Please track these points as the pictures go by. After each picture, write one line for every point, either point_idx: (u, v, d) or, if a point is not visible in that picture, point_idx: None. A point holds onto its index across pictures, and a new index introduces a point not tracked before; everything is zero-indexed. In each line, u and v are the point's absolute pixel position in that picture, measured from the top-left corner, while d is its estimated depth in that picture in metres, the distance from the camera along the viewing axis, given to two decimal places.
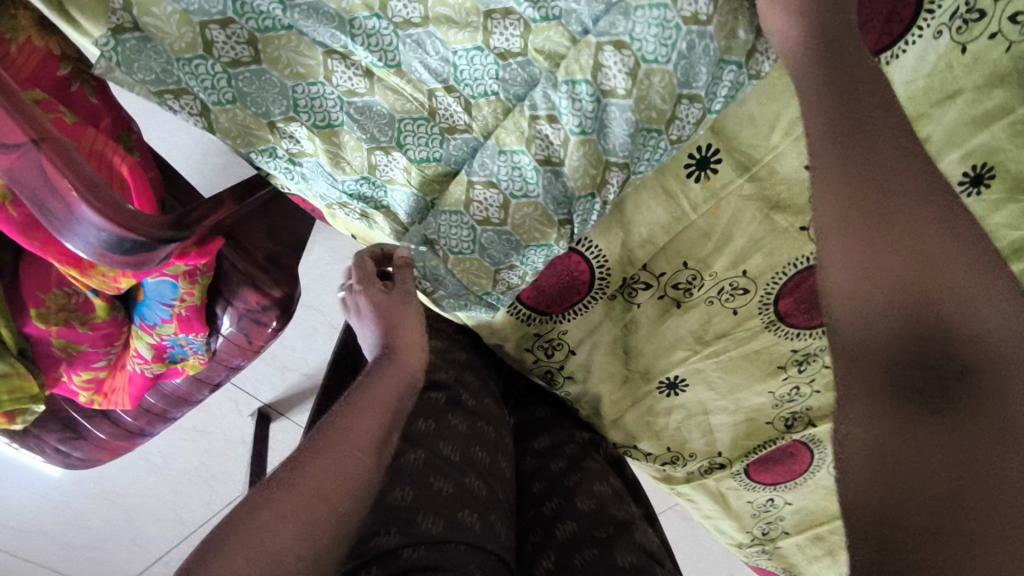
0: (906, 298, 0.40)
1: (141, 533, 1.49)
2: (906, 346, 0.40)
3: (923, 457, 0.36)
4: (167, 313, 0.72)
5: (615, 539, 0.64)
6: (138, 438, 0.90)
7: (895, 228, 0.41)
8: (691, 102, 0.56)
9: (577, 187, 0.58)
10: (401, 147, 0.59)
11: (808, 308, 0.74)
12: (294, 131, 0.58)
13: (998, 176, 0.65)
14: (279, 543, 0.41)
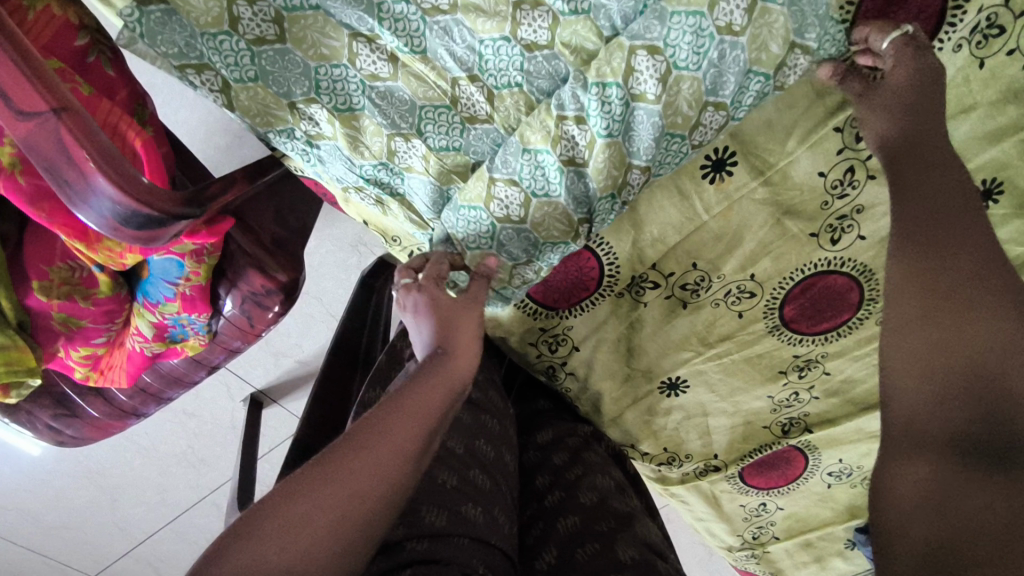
0: (976, 374, 0.46)
1: (127, 512, 1.49)
2: (973, 412, 0.45)
3: (975, 507, 0.42)
4: (171, 292, 0.71)
5: (615, 533, 0.64)
6: (132, 417, 0.89)
7: (954, 297, 0.47)
8: (715, 108, 0.56)
9: (599, 188, 0.58)
10: (422, 134, 0.59)
11: (813, 314, 0.74)
12: (314, 113, 0.58)
13: (1007, 191, 0.67)
14: (306, 540, 0.42)
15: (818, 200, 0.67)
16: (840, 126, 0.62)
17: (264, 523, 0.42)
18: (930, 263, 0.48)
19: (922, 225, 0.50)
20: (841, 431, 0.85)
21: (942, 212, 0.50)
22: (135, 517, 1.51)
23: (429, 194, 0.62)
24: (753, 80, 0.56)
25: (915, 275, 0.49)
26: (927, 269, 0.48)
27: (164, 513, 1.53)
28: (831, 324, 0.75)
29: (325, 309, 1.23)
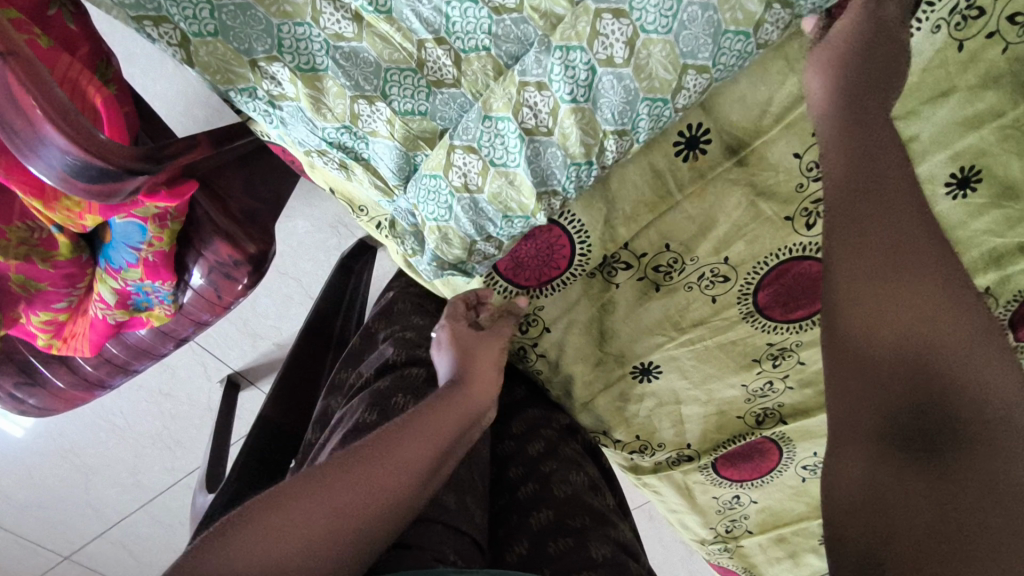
0: (922, 370, 0.48)
1: (100, 493, 1.48)
2: (911, 401, 0.48)
3: (909, 506, 0.45)
4: (133, 258, 0.69)
5: (588, 529, 0.66)
6: (98, 388, 0.88)
7: (905, 287, 0.48)
8: (698, 72, 0.56)
9: (570, 154, 0.59)
10: (386, 97, 0.60)
11: (787, 301, 0.73)
12: (276, 72, 0.60)
13: (985, 180, 0.66)
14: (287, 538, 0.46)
15: (793, 182, 0.65)
16: None
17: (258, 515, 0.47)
18: (860, 275, 0.49)
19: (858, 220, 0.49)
20: (816, 423, 0.84)
21: (882, 195, 0.49)
22: (110, 499, 1.50)
23: (394, 159, 0.64)
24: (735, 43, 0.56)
25: (853, 281, 0.49)
26: (861, 275, 0.49)
27: (139, 496, 1.51)
28: (807, 311, 0.74)
29: (302, 288, 1.23)
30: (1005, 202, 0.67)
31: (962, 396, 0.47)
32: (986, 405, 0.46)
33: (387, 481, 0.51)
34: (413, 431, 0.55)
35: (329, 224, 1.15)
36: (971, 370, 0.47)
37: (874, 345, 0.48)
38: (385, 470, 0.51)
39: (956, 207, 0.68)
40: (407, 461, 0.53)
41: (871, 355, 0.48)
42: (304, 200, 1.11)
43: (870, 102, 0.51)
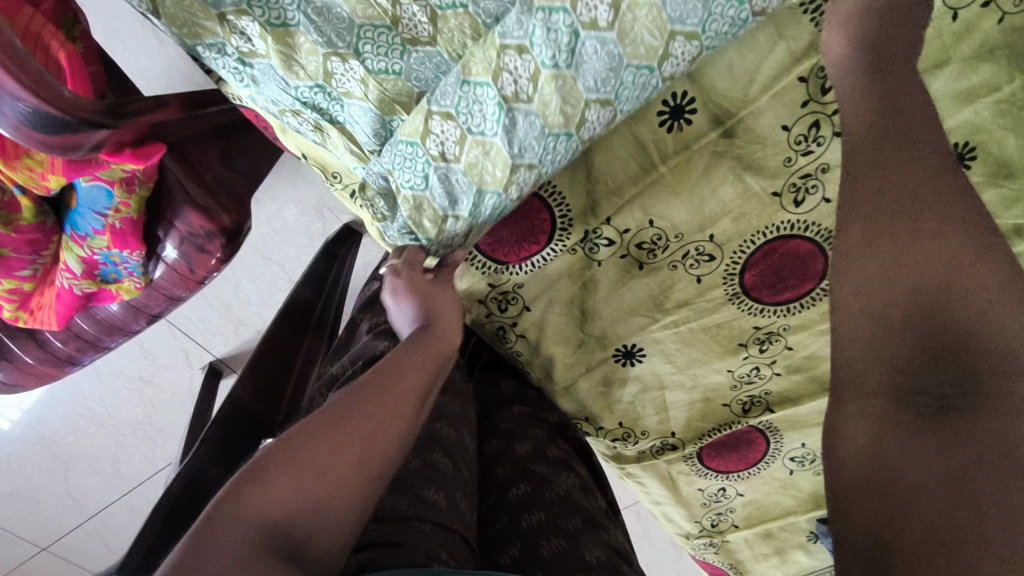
0: (932, 325, 0.48)
1: (79, 483, 1.45)
2: (923, 360, 0.48)
3: (919, 467, 0.45)
4: (99, 224, 0.67)
5: (580, 533, 0.65)
6: (68, 365, 0.86)
7: (917, 242, 0.48)
8: (686, 39, 0.55)
9: (550, 124, 0.58)
10: (359, 55, 0.59)
11: (774, 282, 0.71)
12: (245, 25, 0.59)
13: (980, 158, 0.65)
14: (322, 469, 0.48)
15: (781, 155, 0.63)
16: (804, 76, 0.59)
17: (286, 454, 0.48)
18: (869, 241, 0.50)
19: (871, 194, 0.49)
20: (804, 412, 0.82)
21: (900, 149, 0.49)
22: (90, 489, 1.46)
23: (370, 124, 0.62)
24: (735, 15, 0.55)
25: (861, 249, 0.50)
26: (870, 246, 0.50)
27: (119, 487, 1.48)
28: (794, 293, 0.72)
29: (285, 273, 1.21)
30: (1000, 181, 0.66)
31: (983, 347, 0.46)
32: (1004, 355, 0.46)
33: (386, 422, 0.52)
34: (403, 373, 0.56)
35: (313, 208, 1.13)
36: (995, 323, 0.46)
37: (882, 302, 0.49)
38: (382, 411, 0.53)
39: None
40: (400, 402, 0.54)
41: (877, 322, 0.50)
42: (289, 182, 1.10)
43: (882, 69, 0.51)
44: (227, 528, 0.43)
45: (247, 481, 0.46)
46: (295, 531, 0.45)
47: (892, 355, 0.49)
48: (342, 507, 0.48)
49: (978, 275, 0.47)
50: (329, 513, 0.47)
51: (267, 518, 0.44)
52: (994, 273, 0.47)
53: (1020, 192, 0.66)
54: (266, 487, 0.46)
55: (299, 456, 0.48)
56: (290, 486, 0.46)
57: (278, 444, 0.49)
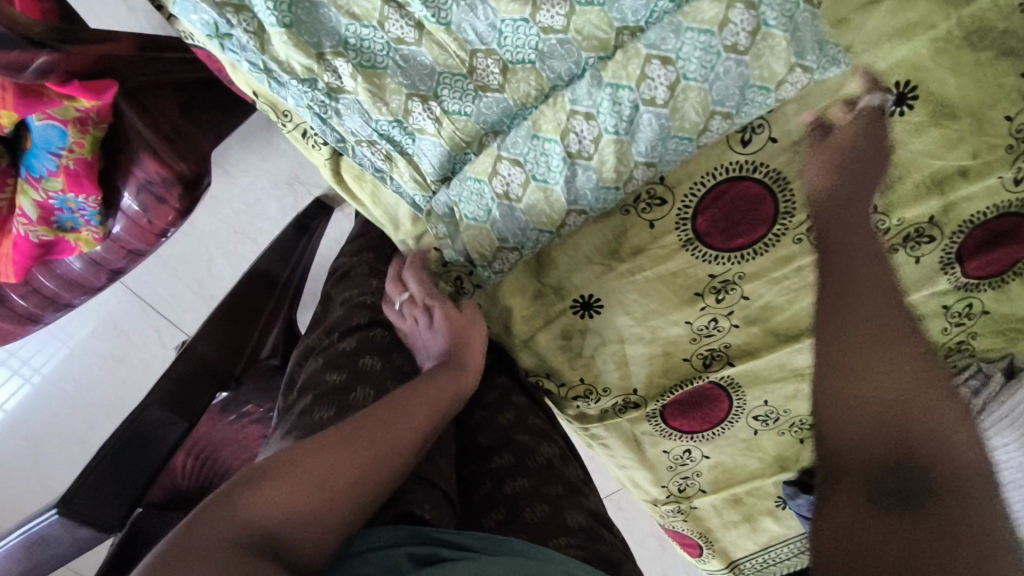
0: (906, 423, 0.51)
1: (49, 470, 1.37)
2: (892, 448, 0.50)
3: (887, 536, 0.45)
4: (54, 165, 0.67)
5: (563, 498, 0.69)
6: (28, 324, 0.85)
7: (896, 336, 0.55)
8: (722, 118, 0.62)
9: (602, 178, 0.64)
10: (437, 97, 0.63)
11: (726, 227, 0.72)
12: (339, 66, 0.61)
13: (921, 96, 0.65)
14: (327, 482, 0.50)
15: None
16: None
17: (301, 461, 0.50)
18: (852, 337, 0.55)
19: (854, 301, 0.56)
20: (763, 366, 0.82)
21: (871, 256, 0.59)
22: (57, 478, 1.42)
23: (438, 157, 0.66)
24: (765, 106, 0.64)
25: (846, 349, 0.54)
26: (848, 350, 0.54)
27: None
28: (746, 240, 0.72)
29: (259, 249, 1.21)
30: (943, 121, 0.66)
31: (954, 466, 0.49)
32: (958, 470, 0.49)
33: (379, 451, 0.54)
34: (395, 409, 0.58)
35: (285, 181, 1.13)
36: (965, 450, 0.50)
37: (867, 390, 0.53)
38: (378, 441, 0.54)
39: (893, 125, 0.67)
40: (394, 436, 0.55)
41: (860, 397, 0.53)
42: (260, 155, 1.11)
43: (849, 210, 0.62)
44: (227, 519, 0.45)
45: (245, 485, 0.47)
46: (280, 537, 0.46)
47: (867, 444, 0.51)
48: (321, 527, 0.48)
49: (954, 410, 0.52)
50: (319, 529, 0.48)
51: (258, 520, 0.46)
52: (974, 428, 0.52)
53: (963, 134, 0.67)
54: (262, 491, 0.47)
55: (295, 470, 0.49)
56: (294, 494, 0.48)
57: (279, 458, 0.50)
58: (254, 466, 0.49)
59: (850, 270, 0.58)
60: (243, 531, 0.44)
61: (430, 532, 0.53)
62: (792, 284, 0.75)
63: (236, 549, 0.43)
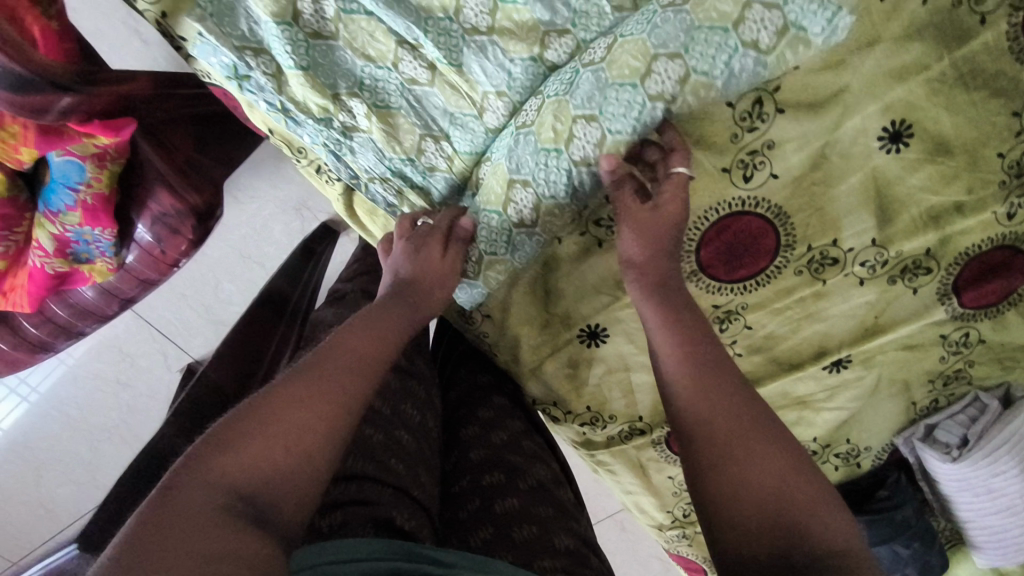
0: (770, 505, 0.49)
1: (51, 497, 1.40)
2: (772, 535, 0.48)
3: None
4: (71, 200, 0.68)
5: (551, 520, 0.71)
6: (40, 351, 0.86)
7: (714, 383, 0.54)
8: (668, 59, 0.57)
9: (540, 139, 0.61)
10: (449, 138, 0.66)
11: (730, 260, 0.74)
12: (354, 106, 0.63)
13: (916, 134, 0.67)
14: (300, 423, 0.47)
15: (728, 132, 0.67)
16: None
17: (265, 412, 0.47)
18: (696, 413, 0.53)
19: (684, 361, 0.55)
20: (767, 394, 0.83)
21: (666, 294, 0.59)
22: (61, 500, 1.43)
23: (447, 189, 0.69)
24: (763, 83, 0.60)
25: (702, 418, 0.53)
26: (693, 411, 0.53)
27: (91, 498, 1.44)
28: (748, 270, 0.74)
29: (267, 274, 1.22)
30: (937, 158, 0.69)
31: (817, 536, 0.47)
32: (835, 540, 0.47)
33: (344, 399, 0.50)
34: (356, 349, 0.54)
35: (293, 207, 1.15)
36: (820, 520, 0.48)
37: (744, 471, 0.50)
38: (336, 376, 0.51)
39: (890, 162, 0.69)
40: (357, 377, 0.52)
41: (739, 478, 0.50)
42: (270, 180, 1.12)
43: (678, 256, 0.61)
44: (201, 485, 0.42)
45: (202, 455, 0.44)
46: (257, 500, 0.44)
47: (749, 530, 0.49)
48: (300, 480, 0.46)
49: (780, 465, 0.50)
50: (303, 476, 0.46)
51: (231, 487, 0.43)
52: (812, 488, 0.50)
53: (957, 170, 0.69)
54: (225, 456, 0.44)
55: (254, 432, 0.46)
56: (266, 446, 0.46)
57: (238, 416, 0.47)
58: (212, 431, 0.46)
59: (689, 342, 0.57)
60: (213, 498, 0.42)
61: (412, 549, 0.53)
62: (794, 314, 0.77)
63: (213, 522, 0.41)
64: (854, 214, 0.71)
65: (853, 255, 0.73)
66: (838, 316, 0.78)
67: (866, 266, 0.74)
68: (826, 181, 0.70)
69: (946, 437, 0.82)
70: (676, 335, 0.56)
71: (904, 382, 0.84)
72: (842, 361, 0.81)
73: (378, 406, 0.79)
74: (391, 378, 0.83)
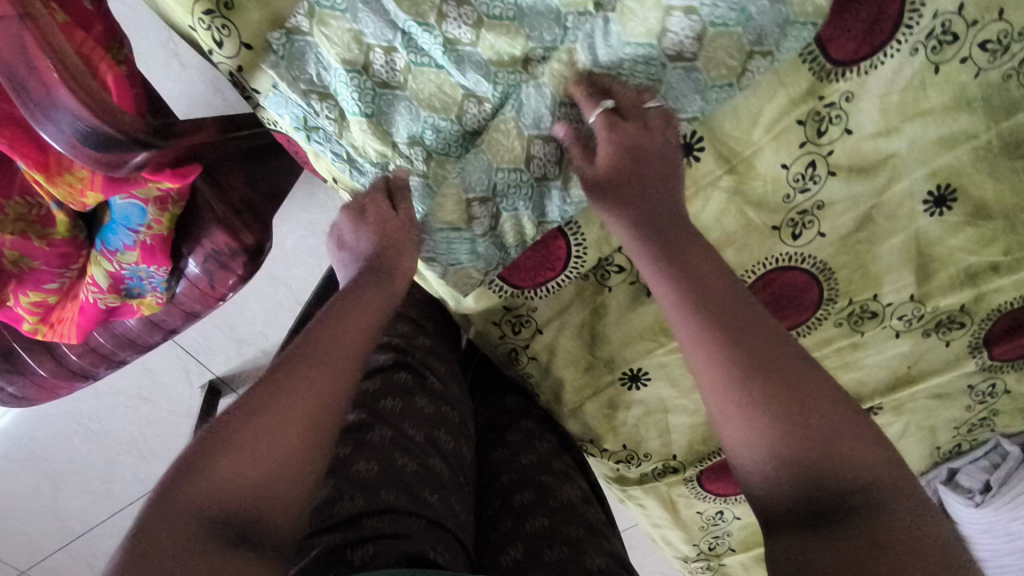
0: (806, 460, 0.43)
1: (66, 506, 1.43)
2: (807, 488, 0.42)
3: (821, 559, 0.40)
4: (131, 240, 0.69)
5: (584, 542, 0.67)
6: (80, 379, 0.86)
7: (732, 339, 0.46)
8: (684, 14, 0.56)
9: (499, 65, 0.59)
10: (495, 198, 0.63)
11: (775, 312, 0.75)
12: (412, 153, 0.62)
13: (959, 199, 0.70)
14: (266, 414, 0.44)
15: (782, 192, 0.69)
16: (803, 119, 0.65)
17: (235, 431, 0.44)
18: (713, 372, 0.46)
19: (702, 330, 0.47)
20: None
21: (673, 235, 0.52)
22: (76, 509, 1.44)
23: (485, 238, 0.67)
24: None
25: (716, 400, 0.46)
26: (712, 371, 0.46)
27: (107, 507, 1.45)
28: (791, 322, 0.76)
29: (293, 296, 1.22)
30: (978, 222, 0.70)
31: (853, 477, 0.42)
32: (872, 476, 0.42)
33: (314, 383, 0.47)
34: (321, 334, 0.50)
35: (323, 231, 1.14)
36: (856, 459, 0.42)
37: (772, 425, 0.44)
38: (298, 366, 0.48)
39: (933, 224, 0.71)
40: (324, 356, 0.48)
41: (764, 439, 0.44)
42: (301, 206, 1.10)
43: (673, 191, 0.55)
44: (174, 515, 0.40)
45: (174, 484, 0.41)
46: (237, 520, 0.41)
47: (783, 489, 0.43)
48: (280, 487, 0.43)
49: (812, 413, 0.43)
50: (277, 473, 0.43)
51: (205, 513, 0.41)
52: (845, 427, 0.43)
53: (996, 233, 0.71)
54: (198, 480, 0.42)
55: (226, 452, 0.43)
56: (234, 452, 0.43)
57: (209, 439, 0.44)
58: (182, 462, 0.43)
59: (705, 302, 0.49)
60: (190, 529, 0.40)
61: None
62: (831, 363, 0.79)
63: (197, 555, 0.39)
64: (896, 271, 0.74)
65: (891, 309, 0.76)
66: (872, 366, 0.80)
67: (903, 319, 0.77)
68: (870, 241, 0.72)
69: (969, 482, 0.86)
70: (681, 287, 0.49)
71: (930, 428, 0.86)
72: (873, 409, 0.84)
73: (412, 431, 0.73)
74: (428, 405, 0.78)
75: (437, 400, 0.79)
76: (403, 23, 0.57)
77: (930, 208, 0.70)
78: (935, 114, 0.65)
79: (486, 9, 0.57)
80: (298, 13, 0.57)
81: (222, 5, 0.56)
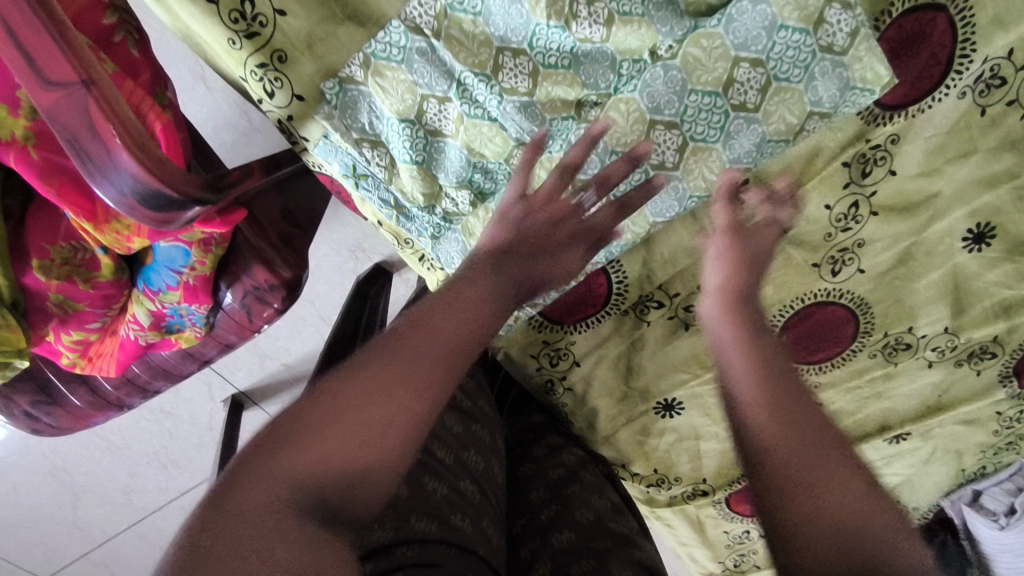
0: (864, 544, 0.39)
1: (87, 516, 1.44)
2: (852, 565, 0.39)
3: None
4: (174, 281, 0.69)
5: (610, 553, 0.62)
6: (115, 407, 0.87)
7: (802, 399, 0.45)
8: (751, 65, 0.55)
9: (548, 111, 0.58)
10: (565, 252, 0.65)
11: (810, 345, 0.77)
12: (459, 196, 0.63)
13: (999, 236, 0.69)
14: (382, 380, 0.42)
15: (824, 230, 0.70)
16: (849, 161, 0.66)
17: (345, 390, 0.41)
18: (780, 423, 0.44)
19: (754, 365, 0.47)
20: None
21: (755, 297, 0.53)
22: (99, 519, 1.45)
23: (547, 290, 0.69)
24: (788, 36, 0.54)
25: (777, 449, 0.43)
26: (771, 428, 0.44)
27: (129, 516, 1.47)
28: (826, 353, 0.77)
29: (317, 313, 1.23)
30: (1016, 257, 0.70)
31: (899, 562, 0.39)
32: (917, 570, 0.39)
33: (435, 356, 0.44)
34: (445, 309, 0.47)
35: (348, 249, 1.14)
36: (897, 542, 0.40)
37: (826, 492, 0.41)
38: (419, 335, 0.45)
39: (971, 260, 0.71)
40: (443, 329, 0.46)
41: (815, 509, 0.41)
42: (327, 226, 1.09)
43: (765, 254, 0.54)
44: (267, 481, 0.37)
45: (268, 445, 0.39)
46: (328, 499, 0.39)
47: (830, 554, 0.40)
48: (380, 459, 0.40)
49: (861, 489, 0.41)
50: (381, 445, 0.41)
51: (298, 484, 0.38)
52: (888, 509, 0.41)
53: None
54: (279, 456, 0.39)
55: (316, 423, 0.40)
56: (347, 415, 0.40)
57: (311, 397, 0.41)
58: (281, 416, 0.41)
59: (762, 382, 0.46)
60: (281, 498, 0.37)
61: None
62: (863, 392, 0.81)
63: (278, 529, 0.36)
64: (931, 305, 0.74)
65: (925, 341, 0.76)
66: (903, 395, 0.82)
67: (936, 350, 0.77)
68: (908, 276, 0.73)
69: (992, 504, 0.88)
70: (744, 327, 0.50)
71: (956, 452, 0.88)
72: (901, 435, 0.85)
73: (442, 453, 0.68)
74: (457, 424, 0.73)
75: (465, 418, 0.75)
76: (459, 74, 0.58)
77: (968, 245, 0.70)
78: (978, 155, 0.66)
79: (543, 58, 0.56)
80: (353, 64, 0.58)
81: (275, 58, 0.56)
